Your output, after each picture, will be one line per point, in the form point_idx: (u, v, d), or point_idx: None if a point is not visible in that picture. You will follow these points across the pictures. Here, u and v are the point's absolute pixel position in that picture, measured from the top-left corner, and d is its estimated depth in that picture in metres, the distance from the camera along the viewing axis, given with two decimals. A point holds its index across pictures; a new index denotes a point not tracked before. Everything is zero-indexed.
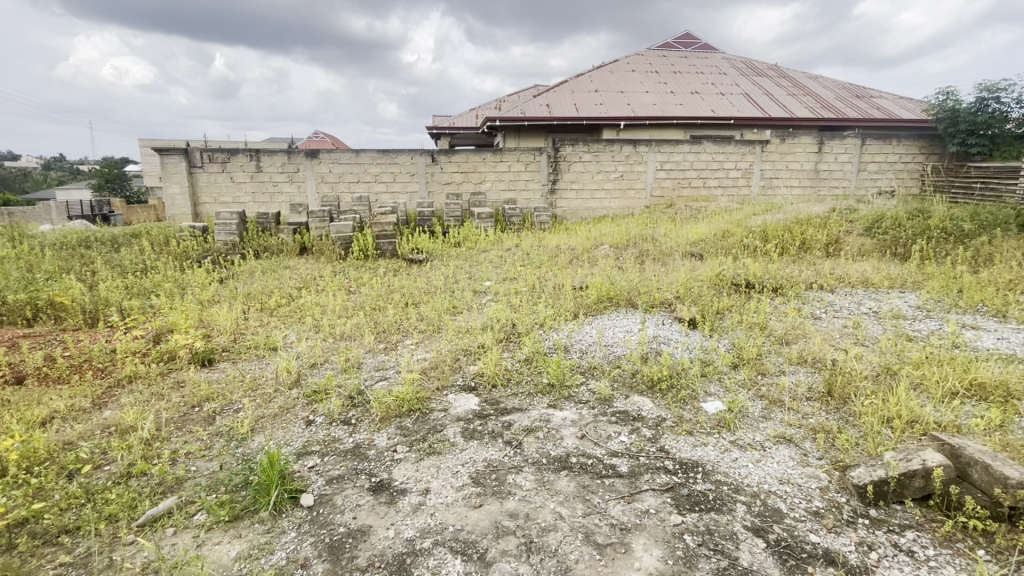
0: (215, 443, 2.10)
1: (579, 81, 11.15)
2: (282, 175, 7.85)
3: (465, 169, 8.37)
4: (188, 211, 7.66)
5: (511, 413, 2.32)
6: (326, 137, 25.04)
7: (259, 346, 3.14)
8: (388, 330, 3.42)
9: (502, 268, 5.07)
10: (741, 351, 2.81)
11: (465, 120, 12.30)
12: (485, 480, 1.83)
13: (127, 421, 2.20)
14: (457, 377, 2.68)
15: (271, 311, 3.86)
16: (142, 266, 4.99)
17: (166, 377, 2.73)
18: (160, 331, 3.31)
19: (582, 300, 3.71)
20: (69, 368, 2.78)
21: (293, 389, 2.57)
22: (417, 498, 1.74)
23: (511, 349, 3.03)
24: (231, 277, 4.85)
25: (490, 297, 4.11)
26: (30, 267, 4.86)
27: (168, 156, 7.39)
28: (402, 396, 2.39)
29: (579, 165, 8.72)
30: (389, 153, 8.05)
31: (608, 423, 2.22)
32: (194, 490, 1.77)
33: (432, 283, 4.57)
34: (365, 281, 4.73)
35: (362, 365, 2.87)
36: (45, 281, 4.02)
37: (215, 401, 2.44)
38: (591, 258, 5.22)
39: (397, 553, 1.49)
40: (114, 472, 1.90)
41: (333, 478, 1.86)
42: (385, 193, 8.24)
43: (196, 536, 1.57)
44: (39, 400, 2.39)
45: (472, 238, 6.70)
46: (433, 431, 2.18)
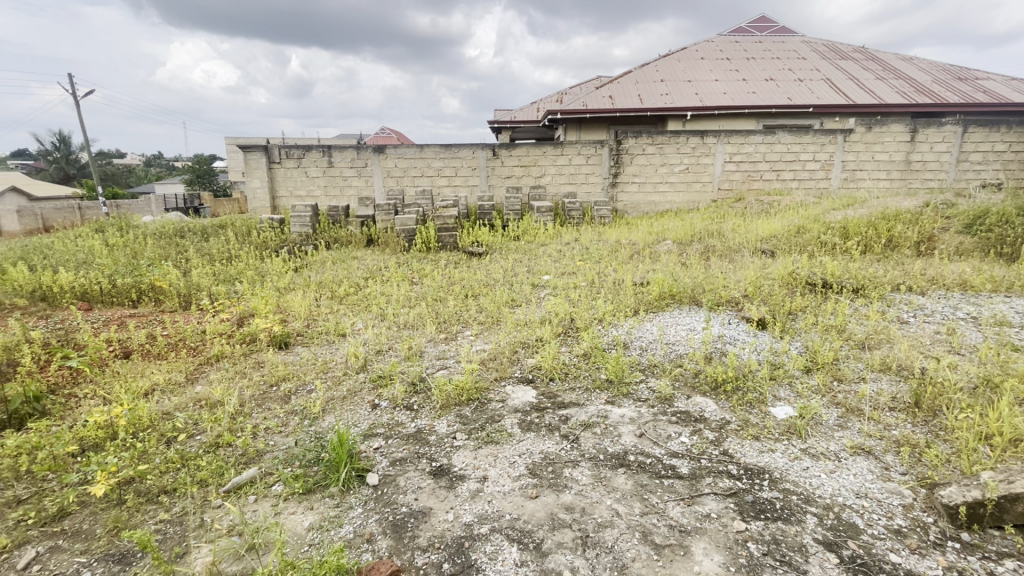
0: (290, 421, 2.25)
1: (644, 71, 10.81)
2: (351, 170, 8.23)
3: (525, 162, 8.39)
4: (267, 204, 8.22)
5: (568, 407, 2.32)
6: (393, 133, 25.95)
7: (330, 331, 3.33)
8: (448, 321, 3.51)
9: (561, 262, 5.06)
10: (814, 354, 2.65)
11: (525, 113, 12.31)
12: (541, 472, 1.85)
13: (215, 396, 2.41)
14: (515, 369, 2.72)
15: (340, 299, 4.08)
16: (227, 255, 5.41)
17: (248, 358, 2.96)
18: (243, 315, 3.60)
19: (643, 296, 3.63)
20: (167, 346, 3.08)
21: (360, 373, 2.71)
22: (475, 485, 1.78)
23: (569, 343, 3.02)
24: (305, 266, 5.16)
25: (549, 291, 4.11)
26: (135, 254, 5.41)
27: (251, 153, 7.96)
28: (461, 384, 2.46)
29: (642, 157, 8.49)
30: (451, 148, 8.23)
31: (668, 423, 2.16)
32: (273, 463, 1.92)
33: (491, 276, 4.64)
34: (427, 272, 4.87)
35: (424, 353, 2.97)
36: (148, 267, 4.45)
37: (291, 381, 2.62)
38: (653, 254, 5.10)
39: (455, 536, 1.54)
40: (204, 441, 2.09)
41: (396, 460, 1.95)
42: (447, 187, 8.43)
43: (274, 505, 1.69)
44: (143, 373, 2.67)
45: (531, 232, 6.71)
46: (491, 421, 2.22)
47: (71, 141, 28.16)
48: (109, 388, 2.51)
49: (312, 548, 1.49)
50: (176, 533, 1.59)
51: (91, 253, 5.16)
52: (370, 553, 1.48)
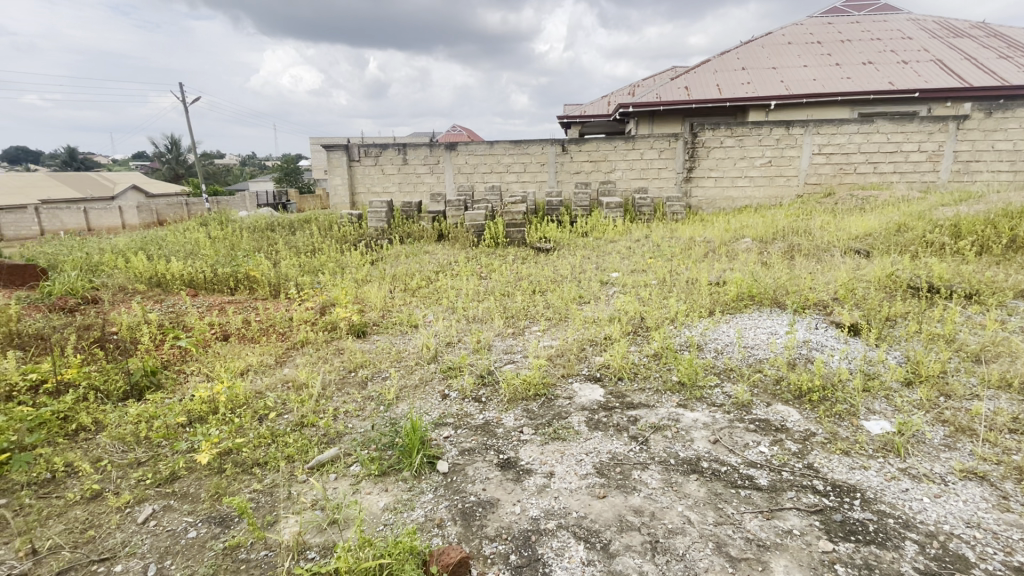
0: (367, 405, 2.38)
1: (725, 59, 10.24)
2: (424, 167, 8.51)
3: (595, 158, 8.25)
4: (346, 200, 8.70)
5: (637, 408, 2.27)
6: (464, 130, 26.51)
7: (404, 322, 3.48)
8: (516, 315, 3.54)
9: (630, 259, 4.93)
10: (916, 366, 2.40)
11: (596, 107, 12.10)
12: (609, 472, 1.82)
13: (301, 378, 2.59)
14: (582, 366, 2.69)
15: (412, 292, 4.23)
16: (311, 248, 5.78)
17: (329, 344, 3.16)
18: (325, 304, 3.84)
19: (720, 297, 3.46)
20: (260, 330, 3.35)
21: (431, 363, 2.81)
22: (542, 480, 1.79)
23: (639, 343, 2.94)
24: (380, 259, 5.41)
25: (618, 288, 4.02)
26: (233, 246, 5.92)
27: (333, 152, 8.44)
28: (528, 379, 2.47)
29: (719, 150, 8.08)
30: (521, 144, 8.28)
31: (745, 431, 2.05)
32: (352, 444, 2.03)
33: (559, 272, 4.61)
34: (495, 267, 4.94)
35: (493, 347, 3.02)
36: (244, 258, 4.87)
37: (368, 368, 2.77)
38: (731, 252, 4.86)
39: (523, 529, 1.56)
40: (291, 420, 2.25)
41: (465, 450, 2.00)
42: (516, 183, 8.49)
43: (352, 484, 1.79)
44: (240, 354, 2.93)
45: (599, 228, 6.60)
46: (558, 417, 2.22)
47: (181, 144, 31.33)
48: (211, 366, 2.78)
49: (386, 527, 1.56)
50: (267, 503, 1.73)
51: (196, 244, 5.72)
52: (440, 538, 1.53)
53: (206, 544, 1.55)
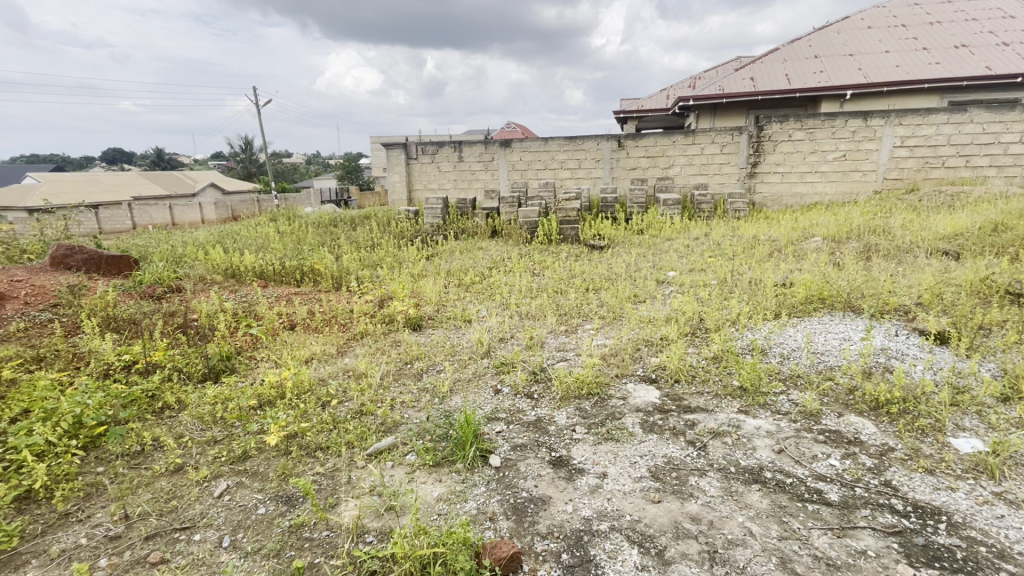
0: (422, 397, 2.44)
1: (796, 46, 9.64)
2: (479, 164, 8.61)
3: (653, 153, 8.03)
4: (404, 197, 8.95)
5: (695, 412, 2.19)
6: (518, 128, 26.55)
7: (458, 317, 3.54)
8: (569, 313, 3.51)
9: (688, 258, 4.76)
10: (1015, 380, 2.17)
11: (654, 101, 11.77)
12: (664, 477, 1.77)
13: (360, 368, 2.69)
14: (637, 367, 2.63)
15: (466, 287, 4.30)
16: (370, 243, 5.99)
17: (387, 336, 3.27)
18: (383, 297, 3.97)
19: (786, 299, 3.28)
20: (323, 321, 3.51)
21: (484, 358, 2.84)
22: (595, 480, 1.76)
23: (698, 345, 2.83)
24: (435, 255, 5.53)
25: (674, 288, 3.90)
26: (299, 240, 6.24)
27: (392, 150, 8.70)
28: (581, 378, 2.44)
29: (788, 144, 7.64)
30: (576, 140, 8.18)
31: (813, 441, 1.93)
32: (407, 434, 2.09)
33: (613, 270, 4.53)
34: (548, 264, 4.92)
35: (545, 344, 3.01)
36: (309, 252, 5.12)
37: (423, 360, 2.84)
38: (798, 251, 4.59)
39: (574, 528, 1.54)
40: (351, 407, 2.34)
41: (517, 446, 2.00)
42: (570, 179, 8.41)
43: (408, 472, 1.84)
44: (306, 342, 3.09)
45: (656, 225, 6.43)
46: (611, 417, 2.18)
47: (253, 145, 33.40)
48: (280, 353, 2.94)
49: (440, 517, 1.59)
50: (329, 485, 1.80)
51: (266, 238, 6.07)
52: (493, 531, 1.54)
53: (274, 520, 1.65)
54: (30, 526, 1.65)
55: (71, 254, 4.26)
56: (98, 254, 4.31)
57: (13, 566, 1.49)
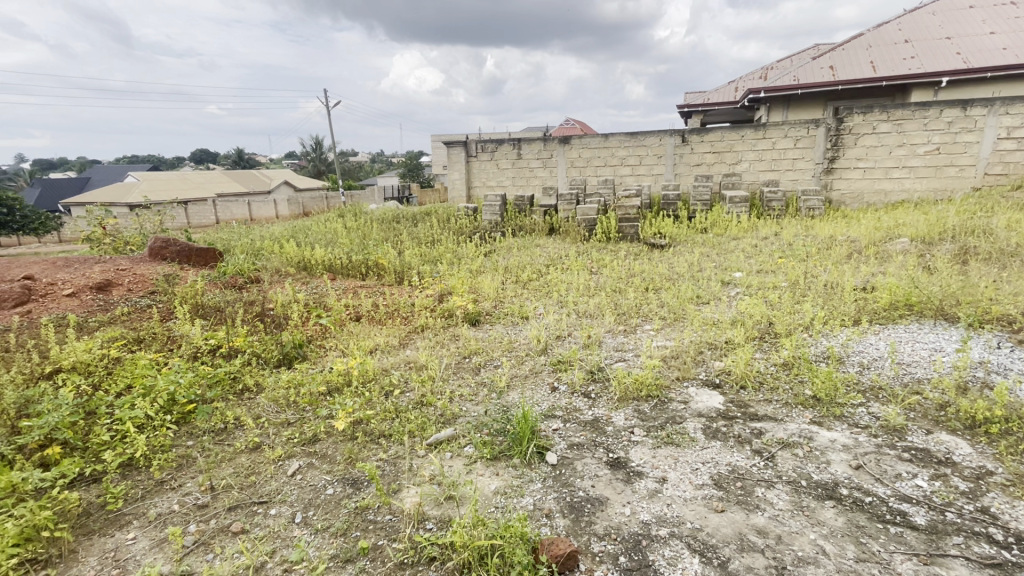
0: (480, 391, 2.48)
1: (883, 30, 8.88)
2: (538, 161, 8.62)
3: (719, 148, 7.70)
4: (463, 194, 9.11)
5: (762, 421, 2.09)
6: (577, 124, 26.26)
7: (515, 313, 3.57)
8: (628, 313, 3.44)
9: (756, 258, 4.54)
10: None
11: (721, 94, 11.27)
12: (728, 486, 1.70)
13: (421, 360, 2.77)
14: (699, 371, 2.54)
15: (523, 284, 4.32)
16: (431, 239, 6.15)
17: (446, 330, 3.35)
18: (443, 292, 4.08)
19: (868, 304, 3.05)
20: (386, 313, 3.65)
21: (541, 355, 2.85)
22: (654, 485, 1.72)
23: (766, 350, 2.69)
24: (493, 251, 5.60)
25: (741, 289, 3.73)
26: (364, 235, 6.51)
27: (453, 148, 8.88)
28: (641, 379, 2.39)
29: (871, 137, 7.08)
30: (638, 136, 7.99)
31: (896, 459, 1.79)
32: (466, 426, 2.13)
33: (675, 269, 4.40)
34: (606, 262, 4.84)
35: (603, 343, 2.97)
36: (374, 248, 5.34)
37: (480, 355, 2.89)
38: (881, 253, 4.25)
39: (632, 532, 1.52)
40: (412, 397, 2.42)
41: (574, 445, 1.99)
42: (630, 176, 8.22)
43: (466, 464, 1.88)
44: (370, 334, 3.22)
45: (721, 224, 6.16)
46: (672, 421, 2.12)
47: (323, 145, 35.18)
48: (347, 343, 3.10)
49: (498, 510, 1.62)
50: (392, 472, 1.88)
51: (335, 233, 6.39)
52: (549, 528, 1.55)
53: (341, 501, 1.74)
54: (132, 490, 1.83)
55: (166, 246, 4.68)
56: (189, 247, 4.70)
57: (119, 524, 1.67)
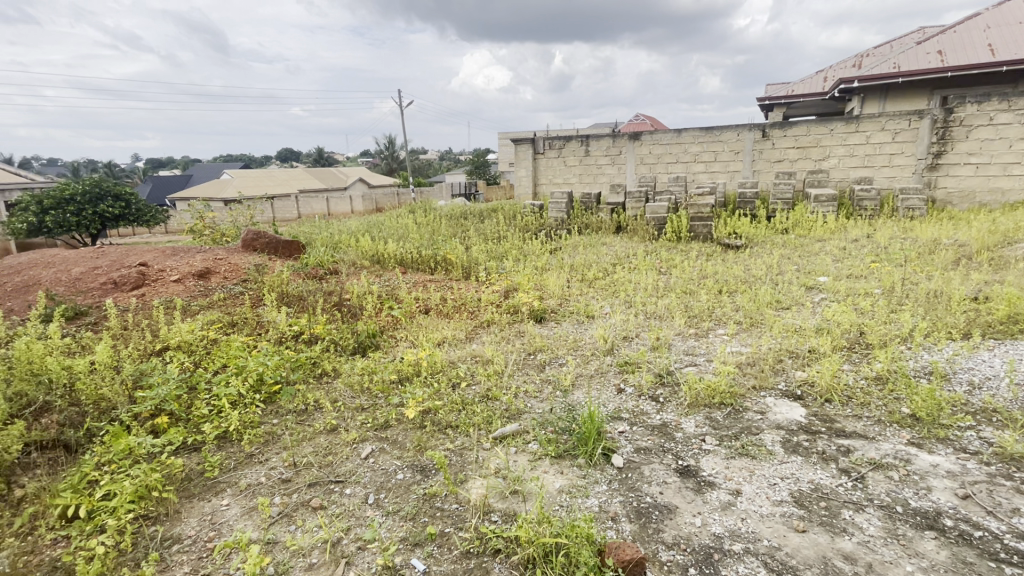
0: (545, 388, 2.48)
1: (1004, 9, 7.89)
2: (606, 158, 8.47)
3: (804, 143, 7.21)
4: (529, 191, 9.14)
5: (849, 438, 1.93)
6: (648, 119, 25.49)
7: (580, 312, 3.53)
8: (700, 316, 3.30)
9: (845, 262, 4.20)
10: None
11: (808, 85, 10.51)
12: (810, 505, 1.58)
13: (487, 354, 2.81)
14: (779, 380, 2.38)
15: (589, 282, 4.26)
16: (497, 235, 6.22)
17: (512, 326, 3.38)
18: (509, 288, 4.11)
19: (979, 317, 2.73)
20: (454, 307, 3.74)
21: (608, 356, 2.80)
22: (727, 496, 1.64)
23: (856, 362, 2.48)
24: (559, 249, 5.57)
25: (826, 295, 3.47)
26: (434, 231, 6.70)
27: (521, 145, 8.94)
28: (713, 385, 2.29)
29: (987, 129, 6.32)
30: (713, 131, 7.65)
31: (1013, 491, 1.59)
32: (531, 423, 2.14)
33: (751, 272, 4.16)
34: (676, 263, 4.67)
35: (673, 346, 2.87)
36: (442, 243, 5.49)
37: (546, 353, 2.89)
38: (996, 259, 3.79)
39: (703, 544, 1.46)
40: (478, 391, 2.47)
41: (641, 449, 1.94)
42: (703, 173, 7.87)
43: (530, 460, 1.89)
44: (438, 326, 3.32)
45: (804, 224, 5.75)
46: (747, 432, 2.01)
47: (396, 144, 36.57)
48: (416, 334, 3.21)
49: (563, 509, 1.61)
50: (459, 462, 1.92)
51: (406, 229, 6.63)
52: (615, 532, 1.52)
53: (411, 486, 1.80)
54: (226, 460, 2.01)
55: (257, 237, 5.07)
56: (277, 239, 5.06)
57: (215, 491, 1.83)
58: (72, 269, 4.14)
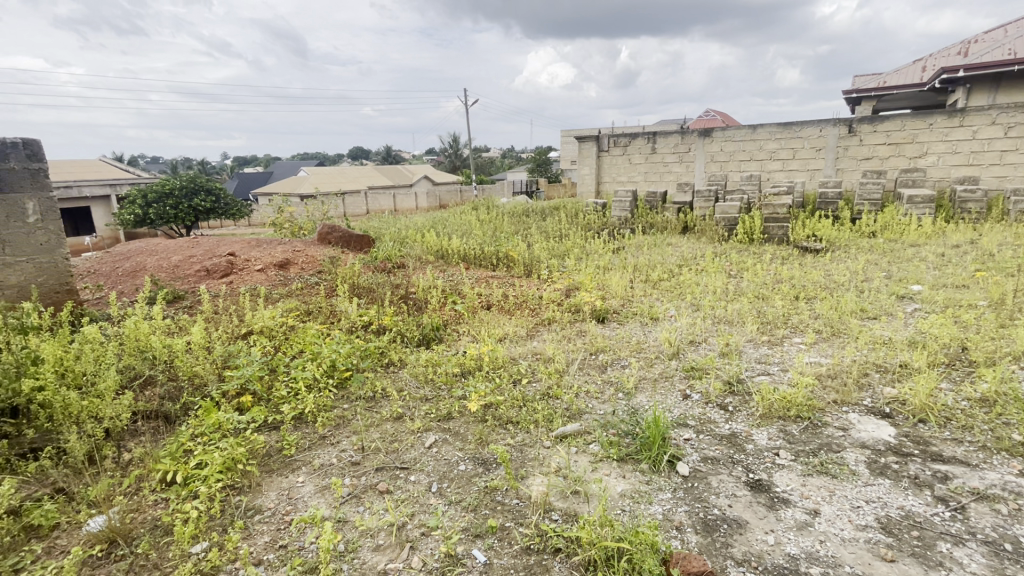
0: (607, 390, 2.44)
1: None
2: (674, 156, 8.19)
3: (897, 139, 6.62)
4: (592, 189, 9.02)
5: (947, 463, 1.75)
6: (718, 116, 24.42)
7: (644, 314, 3.44)
8: (774, 323, 3.11)
9: (943, 270, 3.81)
10: None
11: (903, 75, 9.62)
12: (900, 533, 1.46)
13: (549, 353, 2.81)
14: (863, 396, 2.20)
15: (653, 284, 4.15)
16: (559, 234, 6.19)
17: (573, 325, 3.36)
18: (570, 287, 4.08)
19: None
20: (515, 304, 3.76)
21: (673, 360, 2.71)
22: (804, 516, 1.54)
23: (956, 381, 2.25)
24: (622, 248, 5.46)
25: (920, 306, 3.17)
26: (496, 227, 6.78)
27: (585, 143, 8.83)
28: (789, 397, 2.15)
29: None
30: (792, 127, 7.18)
31: None
32: (592, 424, 2.11)
33: (833, 278, 3.88)
34: (748, 266, 4.44)
35: (744, 353, 2.73)
36: (505, 240, 5.54)
37: (608, 354, 2.84)
38: None
39: (776, 563, 1.38)
40: (539, 388, 2.47)
41: (709, 458, 1.87)
42: (780, 172, 7.42)
43: (592, 462, 1.86)
44: (499, 322, 3.35)
45: (895, 227, 5.28)
46: (827, 449, 1.88)
47: (460, 142, 37.26)
48: (479, 329, 3.26)
49: (626, 514, 1.57)
50: (519, 457, 1.94)
51: (469, 225, 6.75)
52: (680, 542, 1.47)
53: (472, 478, 1.83)
54: (302, 440, 2.14)
55: (332, 231, 5.36)
56: (349, 233, 5.31)
57: (292, 468, 1.96)
58: (172, 257, 4.57)
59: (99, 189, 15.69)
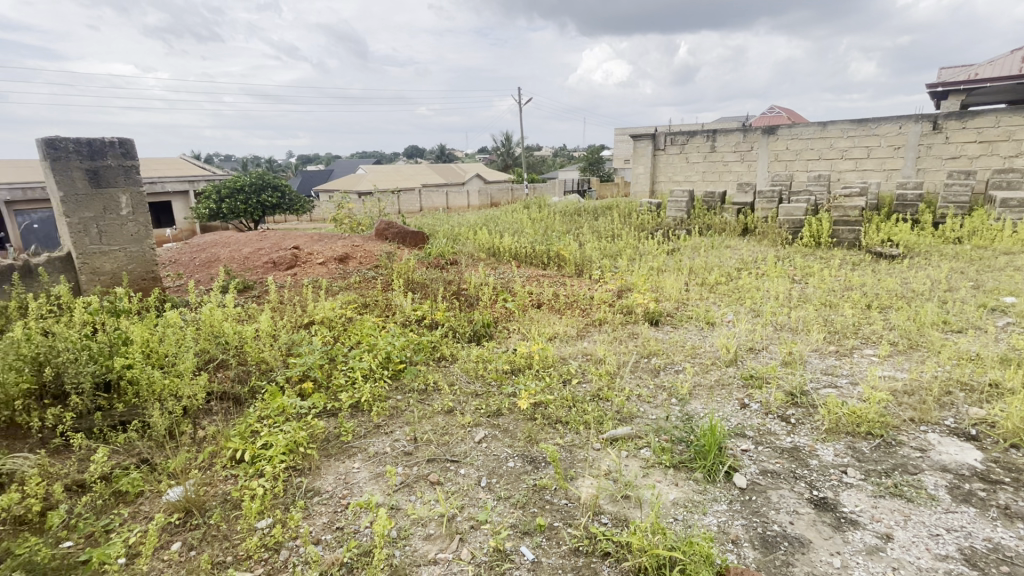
0: (660, 394, 2.38)
1: None
2: (734, 154, 7.86)
3: (989, 136, 6.05)
4: (646, 188, 8.81)
5: None
6: (784, 112, 23.21)
7: (699, 318, 3.33)
8: (843, 332, 2.92)
9: None
10: None
11: (999, 66, 8.78)
12: (986, 567, 1.33)
13: (599, 354, 2.77)
14: (944, 415, 2.03)
15: (710, 287, 4.00)
16: (611, 234, 6.09)
17: (625, 326, 3.30)
18: (622, 288, 4.01)
19: None
20: (566, 303, 3.74)
21: (730, 366, 2.60)
22: (874, 540, 1.44)
23: None
24: (677, 250, 5.31)
25: (1013, 320, 2.89)
26: (547, 226, 6.76)
27: (640, 141, 8.63)
28: (858, 412, 2.02)
29: None
30: (868, 123, 6.71)
31: None
32: (644, 428, 2.07)
33: (910, 286, 3.61)
34: (814, 271, 4.20)
35: (808, 363, 2.59)
36: (556, 239, 5.52)
37: (661, 357, 2.77)
38: None
39: None
40: (590, 389, 2.44)
41: (768, 472, 1.78)
42: (853, 171, 6.96)
43: (643, 467, 1.83)
44: (550, 322, 3.34)
45: (985, 233, 4.82)
46: (901, 469, 1.75)
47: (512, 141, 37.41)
48: (529, 327, 3.27)
49: (679, 523, 1.53)
50: (569, 458, 1.92)
51: (521, 224, 6.77)
52: (735, 556, 1.41)
53: (521, 476, 1.84)
54: (358, 427, 2.22)
55: (388, 227, 5.53)
56: (404, 229, 5.46)
57: (348, 453, 2.04)
58: (242, 249, 4.87)
59: (178, 184, 16.92)
